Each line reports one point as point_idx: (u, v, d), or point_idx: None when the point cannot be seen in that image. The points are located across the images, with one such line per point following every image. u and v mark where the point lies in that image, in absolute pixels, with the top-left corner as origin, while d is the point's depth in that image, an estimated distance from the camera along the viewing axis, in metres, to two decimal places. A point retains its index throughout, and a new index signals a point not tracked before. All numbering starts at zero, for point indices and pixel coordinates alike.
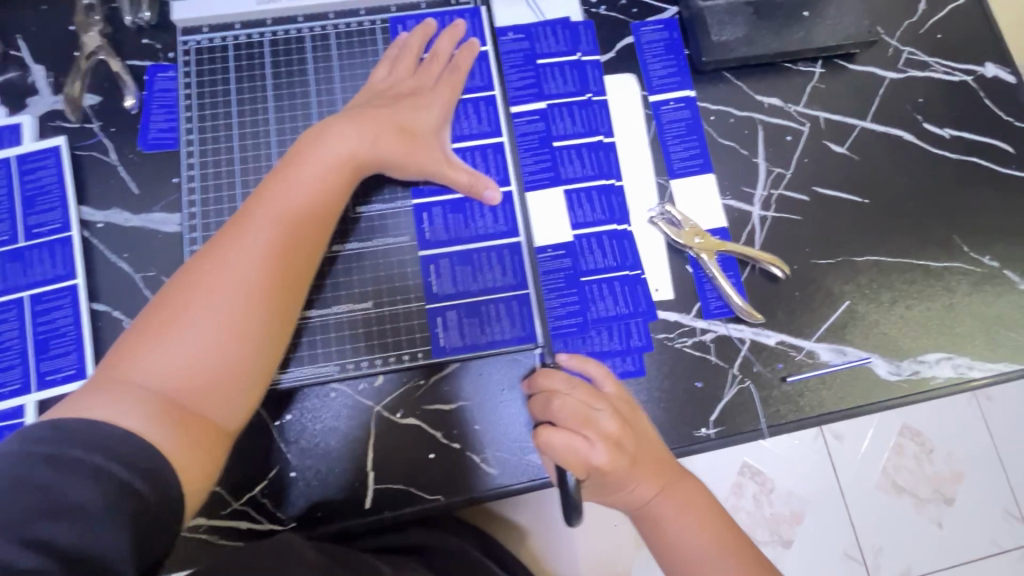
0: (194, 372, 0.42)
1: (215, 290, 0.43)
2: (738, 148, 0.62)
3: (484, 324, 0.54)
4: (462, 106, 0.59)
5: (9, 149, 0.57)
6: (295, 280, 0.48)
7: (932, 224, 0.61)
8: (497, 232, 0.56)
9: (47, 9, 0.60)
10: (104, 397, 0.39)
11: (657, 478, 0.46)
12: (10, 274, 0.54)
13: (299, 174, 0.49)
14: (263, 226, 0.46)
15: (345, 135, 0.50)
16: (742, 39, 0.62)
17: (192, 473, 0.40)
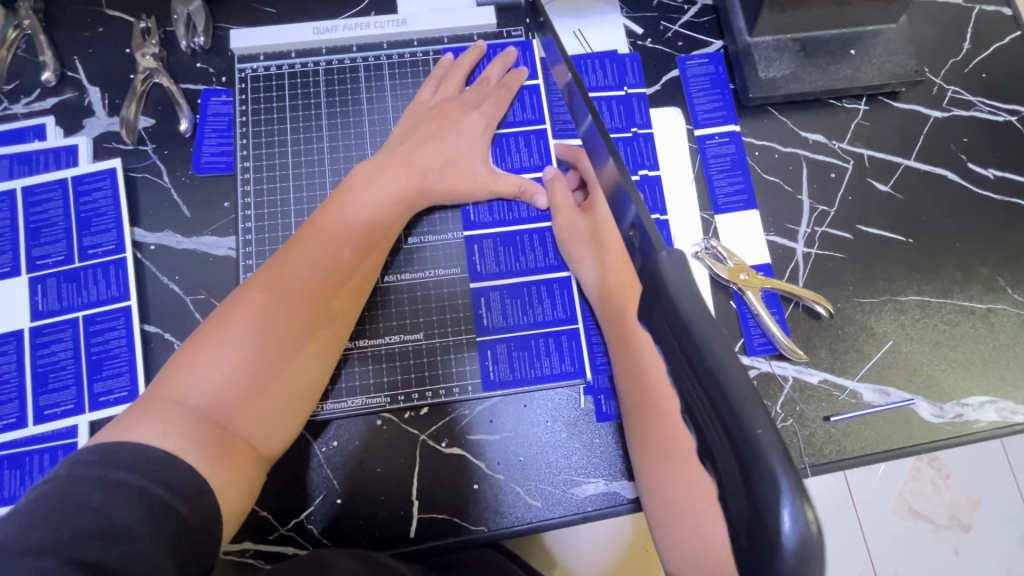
0: (246, 395, 0.42)
1: (272, 311, 0.44)
2: (782, 184, 0.62)
3: (534, 359, 0.55)
4: (513, 140, 0.60)
5: (66, 170, 0.58)
6: (337, 309, 0.49)
7: (976, 265, 0.60)
8: (548, 266, 0.57)
9: (104, 32, 0.61)
10: (147, 416, 0.38)
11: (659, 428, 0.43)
12: (65, 295, 0.55)
13: (348, 207, 0.51)
14: (313, 254, 0.48)
15: (395, 173, 0.53)
16: (789, 75, 0.62)
17: (228, 500, 0.38)
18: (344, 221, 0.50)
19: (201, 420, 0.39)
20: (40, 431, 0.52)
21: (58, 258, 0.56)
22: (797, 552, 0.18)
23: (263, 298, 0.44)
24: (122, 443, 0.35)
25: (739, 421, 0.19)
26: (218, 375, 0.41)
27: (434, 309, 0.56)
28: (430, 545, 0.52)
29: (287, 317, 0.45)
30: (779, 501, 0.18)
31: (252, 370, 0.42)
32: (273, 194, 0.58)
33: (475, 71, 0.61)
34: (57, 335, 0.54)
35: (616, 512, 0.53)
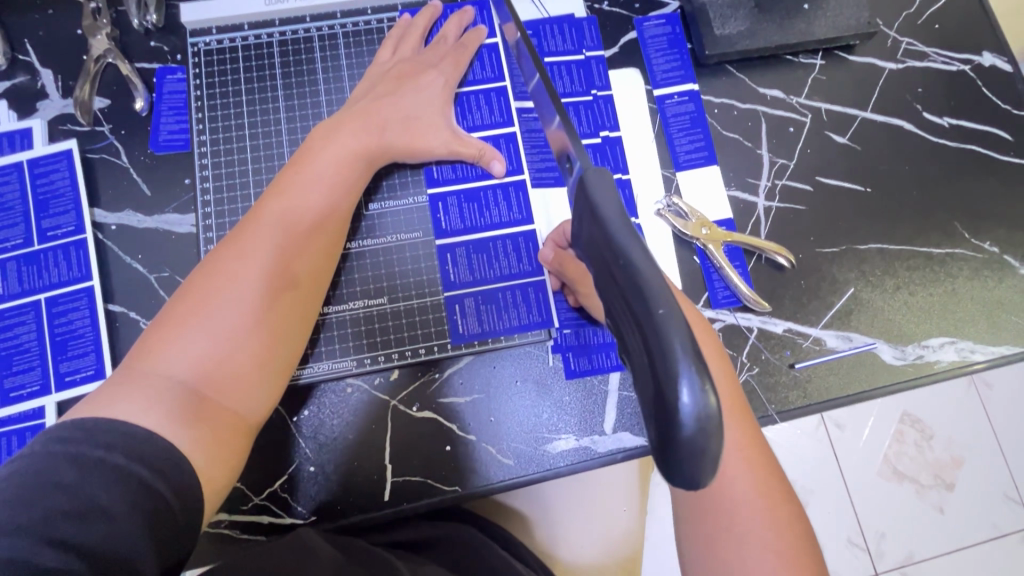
0: (222, 363, 0.41)
1: (234, 281, 0.44)
2: (741, 140, 0.62)
3: (501, 312, 0.56)
4: (473, 99, 0.60)
5: (21, 153, 0.57)
6: (307, 278, 0.49)
7: (934, 212, 0.62)
8: (512, 222, 0.57)
9: (53, 13, 0.60)
10: (123, 393, 0.37)
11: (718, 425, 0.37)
12: (26, 277, 0.54)
13: (311, 177, 0.50)
14: (278, 225, 0.47)
15: (354, 134, 0.52)
16: (744, 33, 0.62)
17: (212, 474, 0.39)
18: (307, 190, 0.49)
19: (182, 392, 0.39)
20: (7, 413, 0.52)
21: (16, 242, 0.55)
22: (694, 419, 0.23)
23: (228, 272, 0.44)
24: (100, 419, 0.35)
25: (649, 311, 0.24)
26: (192, 349, 0.41)
27: (400, 272, 0.56)
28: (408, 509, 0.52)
29: (256, 287, 0.44)
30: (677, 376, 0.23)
31: (228, 341, 0.42)
32: (232, 167, 0.58)
33: (433, 31, 0.61)
34: (19, 318, 0.54)
35: (589, 467, 0.54)
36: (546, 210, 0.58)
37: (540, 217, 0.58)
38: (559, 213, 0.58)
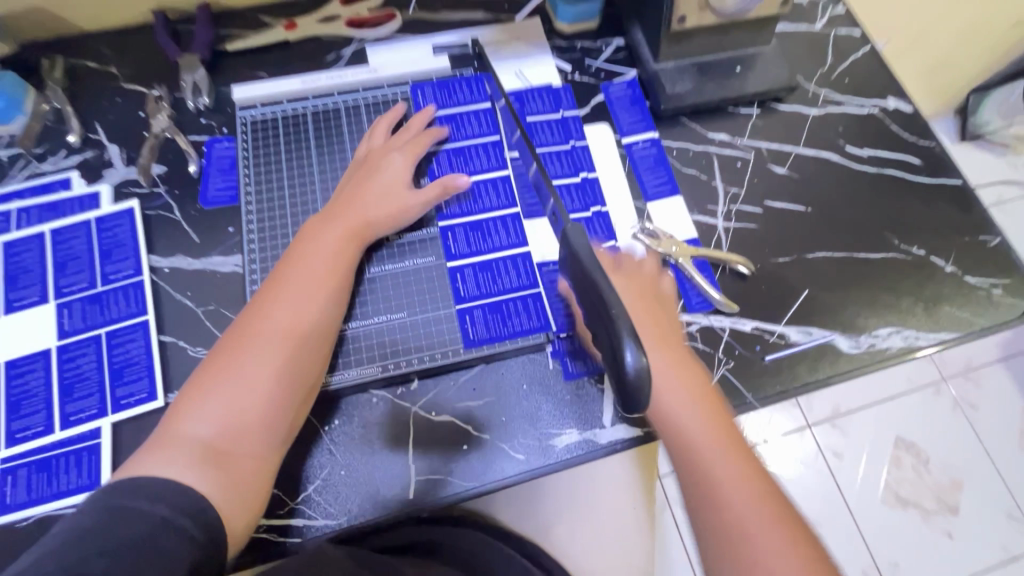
0: (231, 420, 0.51)
1: (238, 354, 0.54)
2: (699, 174, 0.75)
3: (506, 319, 0.64)
4: (473, 150, 0.72)
5: (89, 212, 0.67)
6: (303, 343, 0.56)
7: (867, 224, 0.73)
8: (510, 244, 0.67)
9: (121, 101, 0.73)
10: (158, 453, 0.49)
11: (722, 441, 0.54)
12: (89, 315, 0.62)
13: (298, 262, 0.59)
14: (271, 308, 0.56)
15: (336, 221, 0.62)
16: (691, 90, 0.76)
17: (230, 512, 0.48)
18: (294, 273, 0.58)
19: (200, 449, 0.49)
20: (67, 435, 0.57)
21: (81, 286, 0.63)
22: (637, 368, 0.43)
23: (234, 351, 0.54)
24: (136, 475, 0.46)
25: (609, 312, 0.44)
26: (210, 414, 0.51)
27: (405, 301, 0.65)
28: (428, 505, 0.58)
29: (255, 357, 0.53)
30: (627, 350, 0.43)
31: (235, 405, 0.52)
32: (273, 212, 0.67)
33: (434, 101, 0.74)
34: (81, 350, 0.60)
35: (594, 456, 0.60)
36: (538, 236, 0.68)
37: (533, 240, 0.68)
38: (551, 238, 0.68)
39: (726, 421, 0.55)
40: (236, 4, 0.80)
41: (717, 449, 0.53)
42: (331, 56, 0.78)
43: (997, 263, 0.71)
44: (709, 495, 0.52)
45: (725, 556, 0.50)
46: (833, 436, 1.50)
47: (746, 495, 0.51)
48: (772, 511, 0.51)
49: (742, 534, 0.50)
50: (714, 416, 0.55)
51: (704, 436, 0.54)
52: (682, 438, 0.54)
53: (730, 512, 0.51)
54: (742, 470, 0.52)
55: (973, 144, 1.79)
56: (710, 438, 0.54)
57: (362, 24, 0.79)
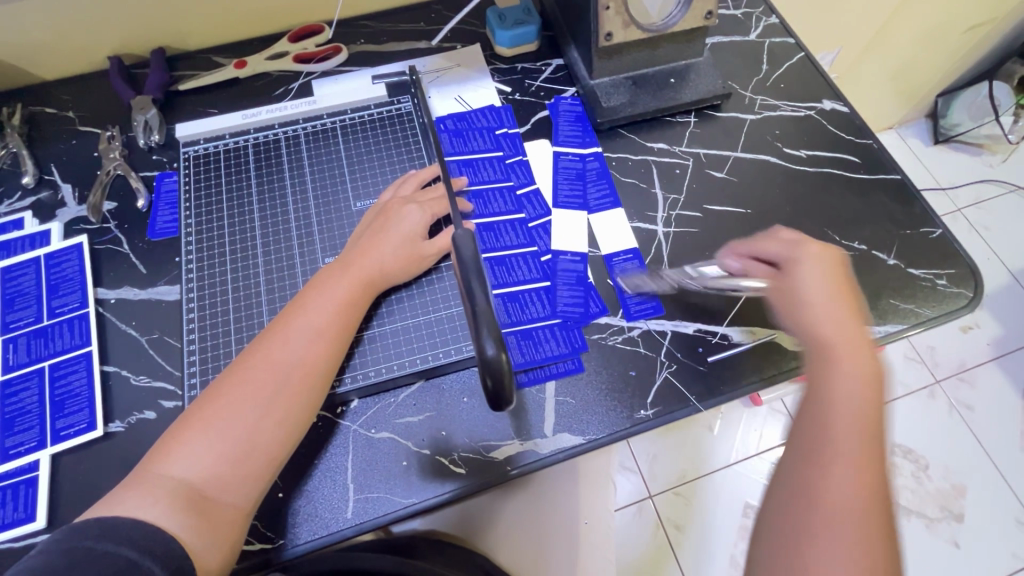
0: (214, 467, 0.50)
1: (231, 400, 0.53)
2: (638, 183, 0.76)
3: (538, 345, 0.64)
4: (491, 193, 0.72)
5: (40, 249, 0.69)
6: (296, 394, 0.55)
7: (807, 223, 0.73)
8: (532, 278, 0.67)
9: (77, 143, 0.76)
10: (134, 491, 0.48)
11: (860, 454, 0.47)
12: (33, 348, 0.63)
13: (308, 311, 0.58)
14: (271, 355, 0.55)
15: (348, 270, 0.61)
16: (626, 103, 0.78)
17: (205, 560, 0.48)
18: (299, 324, 0.57)
19: (182, 494, 0.49)
20: (6, 469, 0.57)
21: (27, 321, 0.64)
22: (493, 359, 0.43)
23: (227, 394, 0.53)
24: (99, 518, 0.46)
25: (474, 304, 0.45)
26: (194, 458, 0.50)
27: (419, 323, 0.64)
28: (362, 525, 0.57)
29: (248, 405, 0.53)
30: (488, 344, 0.43)
31: (220, 451, 0.51)
32: (212, 245, 0.66)
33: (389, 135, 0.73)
34: (24, 384, 0.61)
35: (535, 467, 0.59)
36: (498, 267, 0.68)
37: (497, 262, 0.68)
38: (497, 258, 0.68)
39: (877, 437, 0.48)
40: (190, 47, 0.84)
41: (847, 450, 0.47)
42: (279, 90, 0.81)
43: (939, 254, 0.71)
44: (810, 489, 0.46)
45: (789, 535, 0.45)
46: None
47: (852, 509, 0.45)
48: (862, 545, 0.43)
49: (816, 536, 0.44)
50: (863, 432, 0.48)
51: (844, 438, 0.48)
52: (820, 425, 0.49)
53: (822, 511, 0.45)
54: (859, 487, 0.46)
55: (947, 145, 1.78)
56: (848, 438, 0.48)
57: (309, 59, 0.83)
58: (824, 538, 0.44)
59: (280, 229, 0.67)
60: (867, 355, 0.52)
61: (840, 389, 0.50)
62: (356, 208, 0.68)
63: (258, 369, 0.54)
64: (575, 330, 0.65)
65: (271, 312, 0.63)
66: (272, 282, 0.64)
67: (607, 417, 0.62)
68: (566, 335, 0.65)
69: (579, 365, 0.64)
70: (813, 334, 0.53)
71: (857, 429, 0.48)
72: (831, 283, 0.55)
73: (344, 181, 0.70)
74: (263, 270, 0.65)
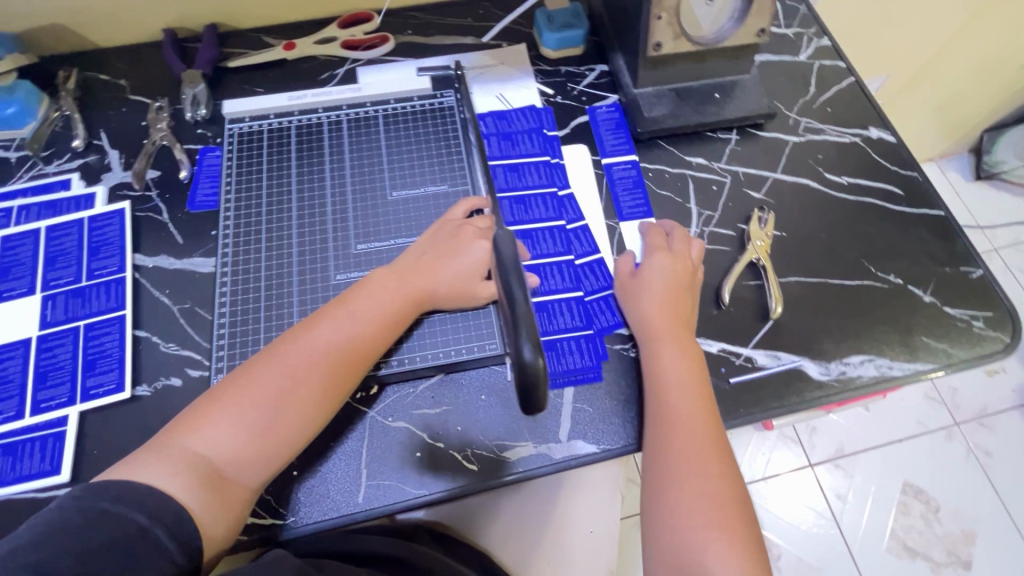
0: (235, 447, 0.51)
1: (263, 384, 0.54)
2: (672, 196, 0.76)
3: (560, 356, 0.64)
4: (534, 200, 0.73)
5: (84, 211, 0.71)
6: (325, 393, 0.55)
7: (843, 251, 0.72)
8: (564, 288, 0.68)
9: (127, 110, 0.78)
10: (152, 457, 0.49)
11: (709, 412, 0.57)
12: (71, 307, 0.65)
13: (349, 314, 0.58)
14: (307, 352, 0.56)
15: (402, 281, 0.61)
16: (668, 114, 0.78)
17: (211, 534, 0.49)
18: (343, 323, 0.58)
19: (199, 468, 0.50)
20: (35, 421, 0.59)
21: (67, 280, 0.66)
22: (529, 361, 0.43)
23: (260, 379, 0.54)
24: (117, 480, 0.46)
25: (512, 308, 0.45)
26: (217, 434, 0.51)
27: (448, 319, 0.65)
28: (392, 505, 0.58)
29: (278, 394, 0.54)
30: (525, 347, 0.43)
31: (244, 437, 0.52)
32: (249, 223, 0.67)
33: (434, 127, 0.74)
34: (59, 340, 0.63)
35: (545, 471, 0.60)
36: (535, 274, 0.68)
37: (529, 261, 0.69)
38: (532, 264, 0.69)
39: (708, 402, 0.57)
40: (242, 25, 0.85)
41: (688, 413, 0.56)
42: (324, 75, 0.83)
43: (978, 295, 0.70)
44: (670, 447, 0.55)
45: (652, 494, 0.54)
46: (834, 476, 1.43)
47: (695, 452, 0.54)
48: (714, 493, 0.52)
49: (672, 489, 0.53)
50: (694, 393, 0.57)
51: (681, 403, 0.57)
52: (660, 396, 0.58)
53: (678, 468, 0.53)
54: (709, 446, 0.54)
55: (989, 182, 1.73)
56: (682, 405, 0.57)
57: (356, 46, 0.84)
58: (688, 485, 0.52)
59: (317, 214, 0.68)
60: (687, 335, 0.62)
61: (670, 360, 0.60)
62: (393, 197, 0.69)
63: (297, 360, 0.55)
64: (598, 340, 0.65)
65: (303, 296, 0.64)
66: (305, 265, 0.65)
67: (622, 428, 0.61)
68: (590, 347, 0.65)
69: (598, 374, 0.64)
70: (646, 323, 0.63)
71: (701, 391, 0.58)
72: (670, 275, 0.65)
73: (383, 170, 0.70)
74: (297, 252, 0.66)
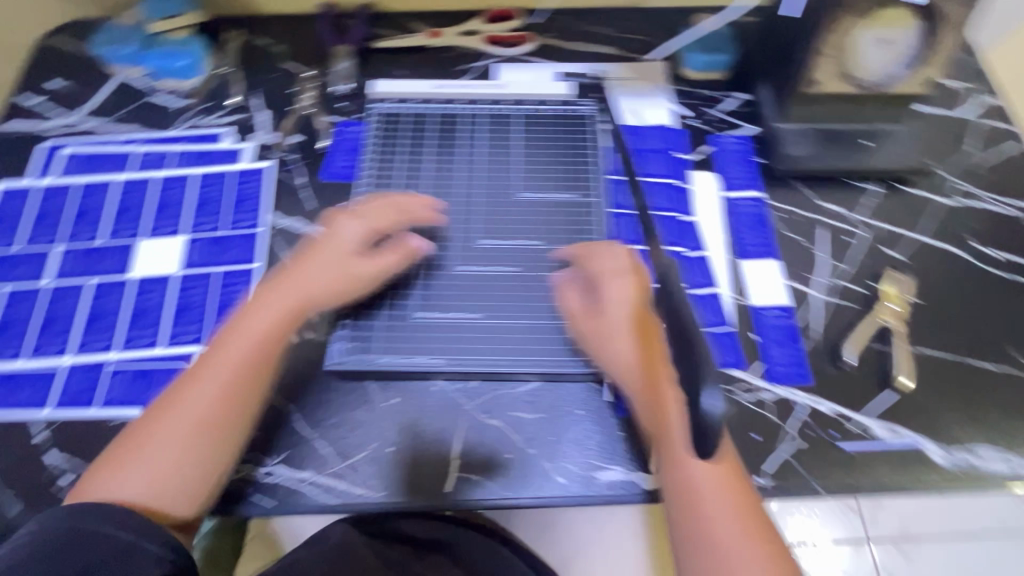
0: (154, 477, 0.50)
1: (159, 416, 0.52)
2: (801, 241, 0.72)
3: None
4: (655, 221, 0.71)
5: (232, 165, 0.75)
6: (232, 412, 0.53)
7: (985, 331, 0.66)
8: None
9: (279, 76, 0.83)
10: (99, 480, 0.50)
11: (725, 488, 0.48)
12: (211, 253, 0.69)
13: (223, 342, 0.56)
14: (206, 378, 0.53)
15: (270, 302, 0.58)
16: (810, 155, 0.74)
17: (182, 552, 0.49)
18: (226, 344, 0.55)
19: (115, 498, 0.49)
20: (167, 353, 0.64)
21: (210, 227, 0.71)
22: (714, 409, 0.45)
23: (157, 410, 0.53)
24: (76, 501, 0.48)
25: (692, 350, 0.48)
26: (147, 461, 0.50)
27: (555, 328, 0.63)
28: (471, 502, 0.57)
29: (172, 425, 0.51)
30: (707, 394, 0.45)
31: (155, 468, 0.50)
32: None
33: (568, 134, 0.74)
34: (196, 282, 0.68)
35: (637, 499, 0.57)
36: None
37: None
38: None
39: (734, 478, 0.49)
40: (393, 8, 0.88)
41: (699, 483, 0.48)
42: (463, 66, 0.84)
43: None
44: (691, 525, 0.47)
45: None
46: (901, 563, 1.30)
47: (746, 539, 0.46)
48: None
49: None
50: (718, 464, 0.49)
51: (672, 465, 0.49)
52: (674, 461, 0.49)
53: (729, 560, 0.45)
54: (743, 532, 0.47)
55: None
56: (672, 467, 0.49)
57: (497, 42, 0.85)
58: None
59: (445, 203, 0.69)
60: (667, 376, 0.52)
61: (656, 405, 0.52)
62: (520, 198, 0.69)
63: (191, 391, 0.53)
64: None
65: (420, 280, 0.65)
66: (428, 251, 0.66)
67: None
68: None
69: None
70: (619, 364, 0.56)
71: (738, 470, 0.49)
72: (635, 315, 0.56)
73: (513, 169, 0.71)
74: (422, 237, 0.67)
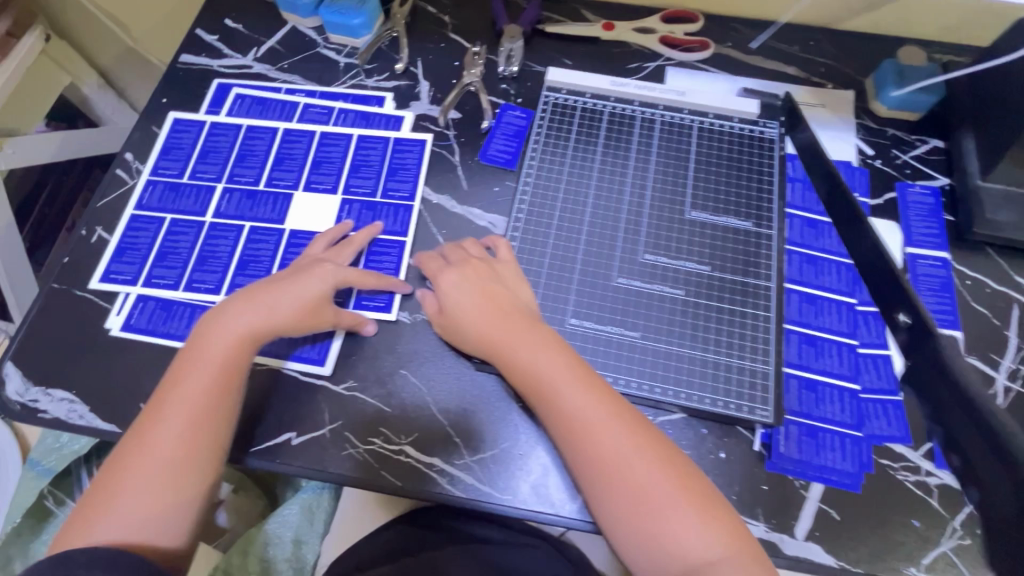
0: (135, 515, 0.49)
1: (135, 446, 0.51)
2: (989, 316, 0.65)
3: (820, 449, 0.57)
4: (828, 265, 0.65)
5: (391, 132, 0.75)
6: (211, 448, 0.52)
7: None
8: (840, 374, 0.60)
9: (445, 47, 0.81)
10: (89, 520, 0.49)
11: (681, 491, 0.49)
12: (363, 218, 0.69)
13: (187, 372, 0.54)
14: (167, 411, 0.52)
15: (223, 334, 0.56)
16: (1014, 222, 0.66)
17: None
18: (189, 375, 0.54)
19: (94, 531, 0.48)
20: None
21: (364, 191, 0.71)
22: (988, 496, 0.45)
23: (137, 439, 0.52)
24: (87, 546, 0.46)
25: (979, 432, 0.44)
26: (125, 504, 0.49)
27: (712, 361, 0.59)
28: (573, 521, 0.55)
29: (145, 460, 0.51)
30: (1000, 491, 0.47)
31: (125, 500, 0.49)
32: (545, 195, 0.67)
33: (745, 157, 0.69)
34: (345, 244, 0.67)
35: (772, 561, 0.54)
36: (814, 348, 0.61)
37: (809, 330, 0.62)
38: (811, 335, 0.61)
39: (684, 479, 0.50)
40: None
41: (657, 485, 0.49)
42: (634, 65, 0.80)
43: None
44: (656, 530, 0.48)
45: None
46: None
47: (694, 528, 0.48)
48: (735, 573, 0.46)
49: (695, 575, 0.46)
50: (636, 450, 0.50)
51: (635, 461, 0.50)
52: (600, 457, 0.50)
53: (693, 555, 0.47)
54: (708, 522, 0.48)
55: None
56: (625, 470, 0.50)
57: (673, 44, 0.81)
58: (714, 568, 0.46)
59: (612, 209, 0.66)
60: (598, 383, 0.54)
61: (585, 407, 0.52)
62: (690, 217, 0.66)
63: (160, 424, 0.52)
64: (865, 446, 0.57)
65: (578, 284, 0.63)
66: (590, 255, 0.64)
67: (868, 550, 0.54)
68: (854, 452, 0.57)
69: (856, 483, 0.56)
70: (529, 374, 0.54)
71: (680, 485, 0.49)
72: (536, 328, 0.56)
73: (686, 185, 0.67)
74: (585, 240, 0.65)
